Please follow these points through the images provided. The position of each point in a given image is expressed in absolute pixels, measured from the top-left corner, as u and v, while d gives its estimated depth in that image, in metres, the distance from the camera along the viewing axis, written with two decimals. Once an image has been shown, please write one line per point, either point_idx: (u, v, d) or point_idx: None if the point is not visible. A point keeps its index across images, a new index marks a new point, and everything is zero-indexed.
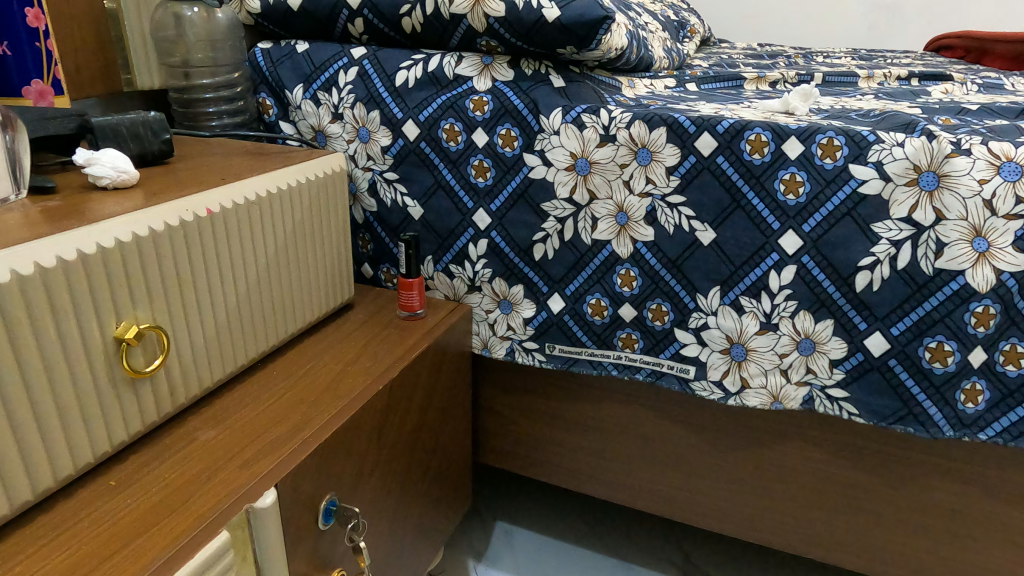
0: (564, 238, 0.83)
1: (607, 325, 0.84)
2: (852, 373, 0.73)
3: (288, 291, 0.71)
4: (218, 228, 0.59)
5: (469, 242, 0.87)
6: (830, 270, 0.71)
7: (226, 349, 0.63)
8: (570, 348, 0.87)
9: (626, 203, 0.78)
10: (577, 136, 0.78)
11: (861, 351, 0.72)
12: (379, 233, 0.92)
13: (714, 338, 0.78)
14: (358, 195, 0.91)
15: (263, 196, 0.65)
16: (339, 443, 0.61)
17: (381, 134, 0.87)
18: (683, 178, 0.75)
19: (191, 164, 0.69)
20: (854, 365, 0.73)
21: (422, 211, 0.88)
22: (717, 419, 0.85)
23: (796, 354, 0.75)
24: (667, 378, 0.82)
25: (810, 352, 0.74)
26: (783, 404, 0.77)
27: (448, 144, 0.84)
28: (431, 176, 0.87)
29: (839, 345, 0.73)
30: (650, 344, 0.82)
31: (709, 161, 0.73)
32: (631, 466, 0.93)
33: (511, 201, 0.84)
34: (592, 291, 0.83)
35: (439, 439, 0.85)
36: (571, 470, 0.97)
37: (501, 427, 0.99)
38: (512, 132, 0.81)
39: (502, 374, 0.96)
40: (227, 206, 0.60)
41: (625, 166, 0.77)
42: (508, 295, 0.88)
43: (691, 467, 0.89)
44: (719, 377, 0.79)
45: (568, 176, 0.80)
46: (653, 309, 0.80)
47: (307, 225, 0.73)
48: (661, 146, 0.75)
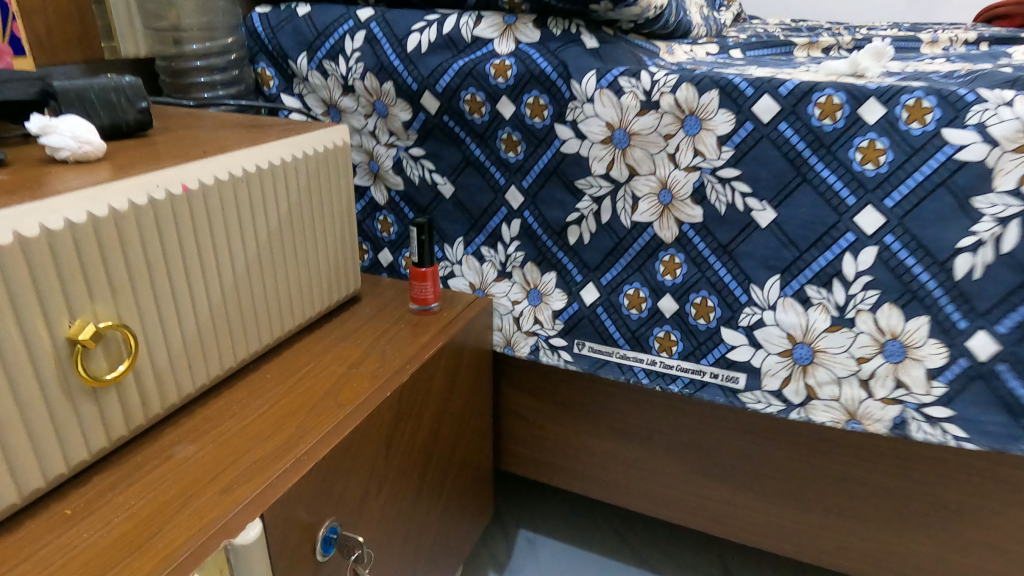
0: (601, 220, 0.73)
1: (644, 320, 0.74)
2: (954, 386, 0.61)
3: (285, 282, 0.62)
4: (196, 208, 0.51)
5: (502, 223, 0.78)
6: (921, 253, 0.60)
7: (209, 349, 0.55)
8: (602, 348, 0.77)
9: (671, 179, 0.68)
10: (614, 104, 0.68)
11: (964, 356, 0.60)
12: (405, 213, 0.83)
13: (771, 337, 0.67)
14: (380, 174, 0.83)
15: (252, 172, 0.56)
16: (340, 460, 0.53)
17: (399, 108, 0.77)
18: (739, 148, 0.65)
19: (173, 138, 0.60)
20: (956, 373, 0.61)
21: (453, 188, 0.80)
22: (771, 425, 0.75)
23: (881, 362, 0.63)
24: (710, 390, 0.72)
25: (900, 359, 0.63)
26: (862, 425, 0.66)
27: (472, 116, 0.75)
28: (458, 152, 0.78)
29: (938, 350, 0.61)
30: (690, 347, 0.72)
31: (770, 128, 0.63)
32: (669, 476, 0.83)
33: (542, 178, 0.75)
34: (629, 281, 0.74)
35: (458, 447, 0.77)
36: (601, 480, 0.88)
37: (526, 432, 0.90)
38: (540, 100, 0.71)
39: (526, 374, 0.86)
40: (207, 182, 0.51)
41: (670, 137, 0.67)
42: (538, 284, 0.79)
43: (740, 479, 0.80)
44: (778, 386, 0.69)
45: (604, 150, 0.70)
46: (697, 303, 0.70)
47: (304, 206, 0.63)
48: (712, 113, 0.65)
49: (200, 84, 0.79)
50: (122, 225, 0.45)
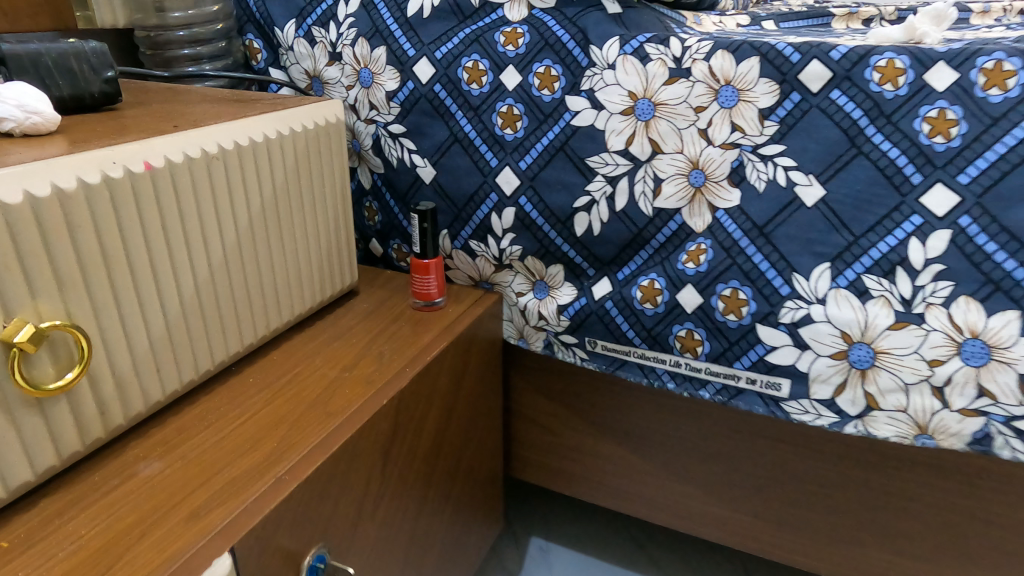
0: (615, 206, 0.66)
1: (660, 317, 0.66)
2: None
3: (270, 276, 0.56)
4: (162, 190, 0.44)
5: (492, 212, 0.71)
6: (1007, 237, 0.52)
7: (180, 351, 0.48)
8: (615, 348, 0.69)
9: (704, 157, 0.61)
10: (638, 72, 0.61)
11: None
12: (388, 203, 0.77)
13: (823, 337, 0.59)
14: (362, 155, 0.76)
15: (230, 150, 0.49)
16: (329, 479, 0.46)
17: (387, 76, 0.70)
18: (785, 121, 0.57)
19: (144, 112, 0.54)
20: None
21: (433, 171, 0.72)
22: (811, 434, 0.68)
23: (959, 366, 0.55)
24: (747, 397, 0.65)
25: (982, 364, 0.54)
26: (935, 439, 0.58)
27: (469, 87, 0.68)
28: (445, 129, 0.70)
29: None
30: (719, 348, 0.64)
31: (820, 97, 0.56)
32: (694, 486, 0.77)
33: (545, 156, 0.67)
34: (647, 272, 0.66)
35: (464, 456, 0.70)
36: (619, 489, 0.81)
37: (537, 438, 0.84)
38: (552, 71, 0.64)
39: (539, 376, 0.79)
40: (175, 160, 0.45)
41: (701, 111, 0.60)
42: (544, 276, 0.72)
43: (774, 490, 0.73)
44: (830, 394, 0.61)
45: (624, 122, 0.63)
46: (726, 296, 0.62)
47: (293, 191, 0.57)
48: (751, 83, 0.58)
49: (184, 57, 0.73)
50: (69, 209, 0.38)
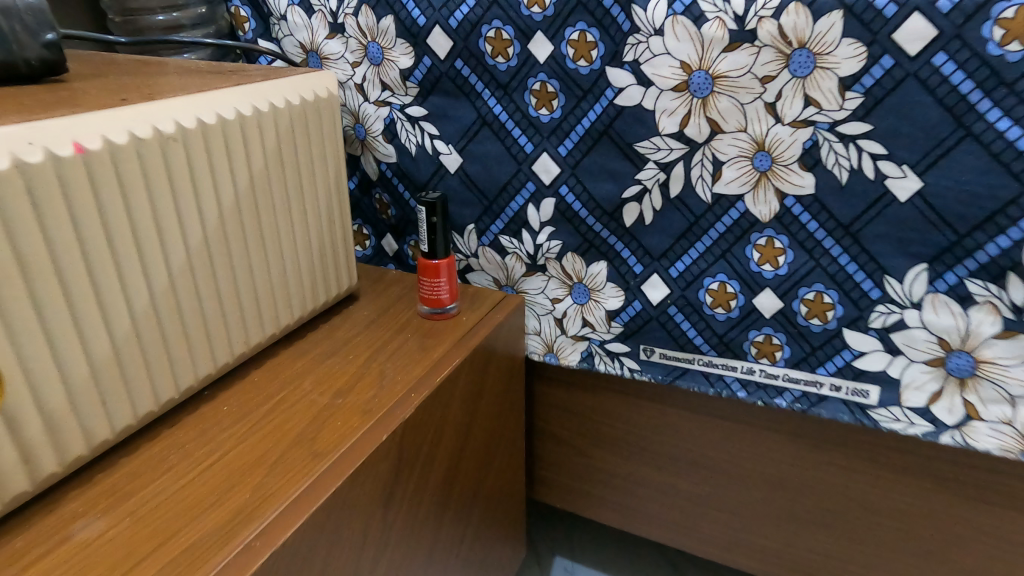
0: (670, 194, 0.56)
1: (734, 322, 0.57)
2: None
3: (250, 282, 0.47)
4: (101, 179, 0.35)
5: (529, 203, 0.61)
6: None
7: (134, 378, 0.39)
8: (677, 356, 0.61)
9: (770, 138, 0.50)
10: (692, 37, 0.50)
11: None
12: (400, 192, 0.67)
13: (916, 342, 0.50)
14: (368, 142, 0.66)
15: (192, 129, 0.40)
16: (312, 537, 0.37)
17: (399, 52, 0.60)
18: (871, 94, 0.46)
19: (97, 84, 0.45)
20: None
21: (460, 160, 0.63)
22: (890, 463, 0.58)
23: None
24: (829, 404, 0.55)
25: None
26: None
27: (495, 61, 0.57)
28: (472, 110, 0.60)
29: None
30: (800, 353, 0.55)
31: (919, 63, 0.45)
32: (742, 516, 0.68)
33: (589, 141, 0.57)
34: (712, 271, 0.56)
35: (485, 481, 0.62)
36: (655, 517, 0.72)
37: (563, 458, 0.75)
38: (588, 36, 0.53)
39: (566, 390, 0.70)
40: (118, 141, 0.36)
41: (768, 81, 0.49)
42: (584, 278, 0.62)
43: (842, 525, 0.63)
44: (924, 402, 0.52)
45: (677, 100, 0.52)
46: (809, 300, 0.53)
47: (275, 179, 0.47)
48: (830, 46, 0.46)
49: (157, 24, 0.64)
50: None
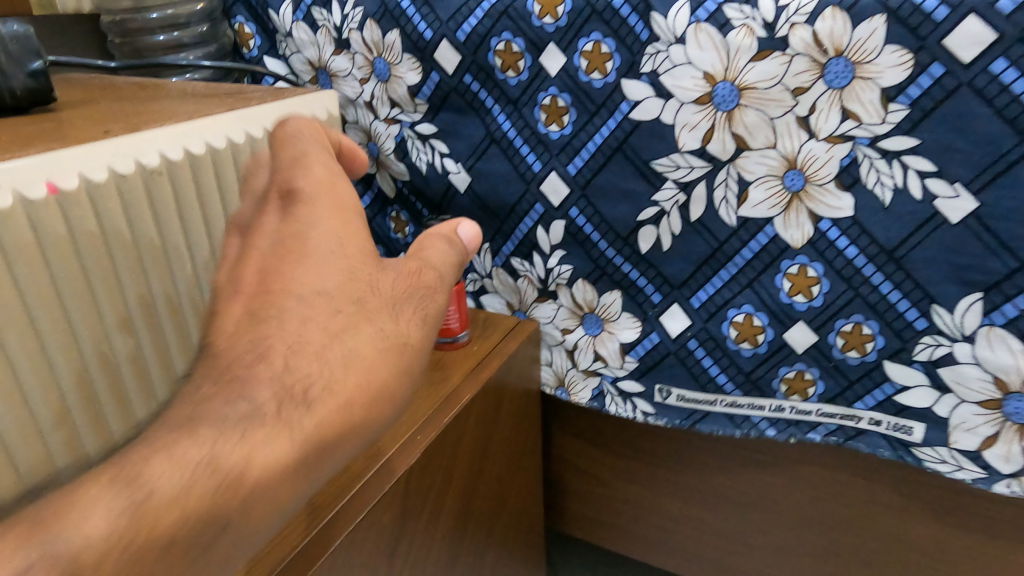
0: (689, 217, 0.52)
1: (762, 357, 0.53)
2: None
3: None
4: (74, 213, 0.37)
5: (539, 226, 0.58)
6: None
7: None
8: (697, 398, 0.57)
9: (803, 154, 0.46)
10: (717, 46, 0.46)
11: None
12: (417, 209, 0.64)
13: (969, 380, 0.46)
14: (381, 160, 0.63)
15: (178, 160, 0.41)
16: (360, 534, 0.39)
17: (405, 67, 0.57)
18: (918, 105, 0.42)
19: (82, 112, 0.42)
20: None
21: (468, 179, 0.59)
22: (935, 510, 0.54)
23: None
24: (867, 439, 0.52)
25: None
26: None
27: (504, 75, 0.54)
28: (479, 126, 0.57)
29: None
30: (836, 388, 0.51)
31: (974, 71, 0.40)
32: (772, 553, 0.64)
33: (603, 158, 0.53)
34: (736, 301, 0.52)
35: (500, 513, 0.59)
36: (679, 552, 0.69)
37: (582, 487, 0.72)
38: (603, 47, 0.50)
39: (585, 419, 0.67)
40: (96, 177, 0.36)
41: (801, 93, 0.45)
42: (597, 308, 0.59)
43: (879, 570, 0.59)
44: (976, 446, 0.47)
45: (699, 114, 0.48)
46: (845, 332, 0.49)
47: None
48: (872, 53, 0.42)
49: (158, 44, 0.63)
50: None
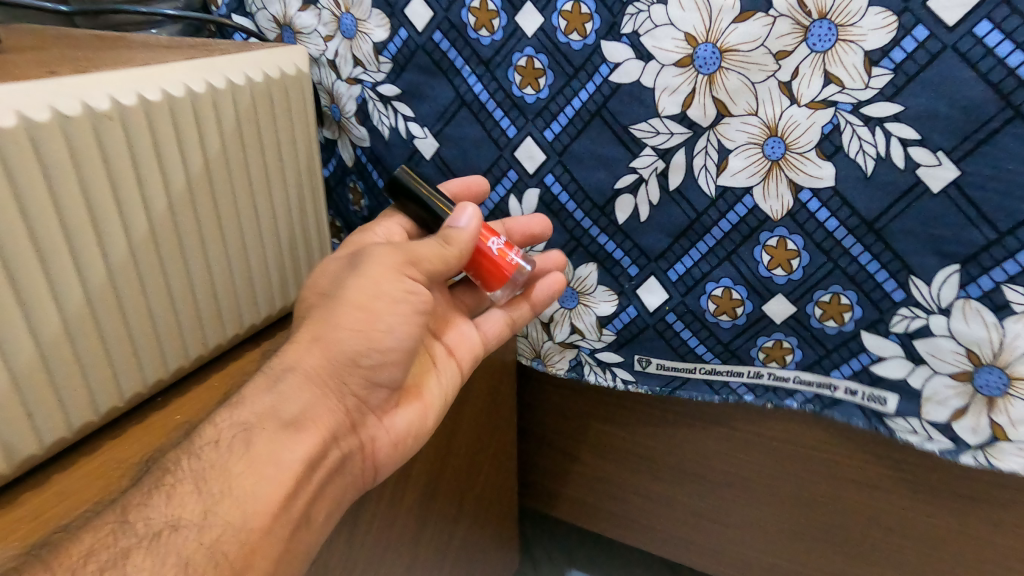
0: (669, 185, 0.51)
1: (741, 329, 0.52)
2: None
3: (213, 288, 0.44)
4: (15, 162, 0.31)
5: (511, 195, 0.57)
6: None
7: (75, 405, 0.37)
8: (676, 366, 0.56)
9: (784, 120, 0.45)
10: (700, 6, 0.45)
11: None
12: (373, 179, 0.63)
13: (943, 353, 0.45)
14: (343, 124, 0.62)
15: (133, 107, 0.36)
16: (403, 444, 0.44)
17: (373, 24, 0.55)
18: (901, 69, 0.41)
19: (29, 55, 0.39)
20: None
21: (435, 144, 0.58)
22: (904, 489, 0.54)
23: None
24: (844, 408, 0.51)
25: None
26: None
27: (478, 35, 0.52)
28: (450, 88, 0.55)
29: None
30: (813, 356, 0.50)
31: (958, 35, 0.39)
32: (743, 530, 0.64)
33: (581, 124, 0.52)
34: (716, 274, 0.51)
35: (470, 492, 0.59)
36: (651, 529, 0.69)
37: (557, 464, 0.71)
38: (582, 6, 0.48)
39: (561, 397, 0.66)
40: (37, 118, 0.31)
41: (783, 57, 0.44)
42: (571, 282, 0.58)
43: (844, 544, 0.60)
44: (946, 418, 0.47)
45: (679, 77, 0.47)
46: (824, 303, 0.48)
47: (234, 168, 0.43)
48: (856, 15, 0.41)
49: None
50: None
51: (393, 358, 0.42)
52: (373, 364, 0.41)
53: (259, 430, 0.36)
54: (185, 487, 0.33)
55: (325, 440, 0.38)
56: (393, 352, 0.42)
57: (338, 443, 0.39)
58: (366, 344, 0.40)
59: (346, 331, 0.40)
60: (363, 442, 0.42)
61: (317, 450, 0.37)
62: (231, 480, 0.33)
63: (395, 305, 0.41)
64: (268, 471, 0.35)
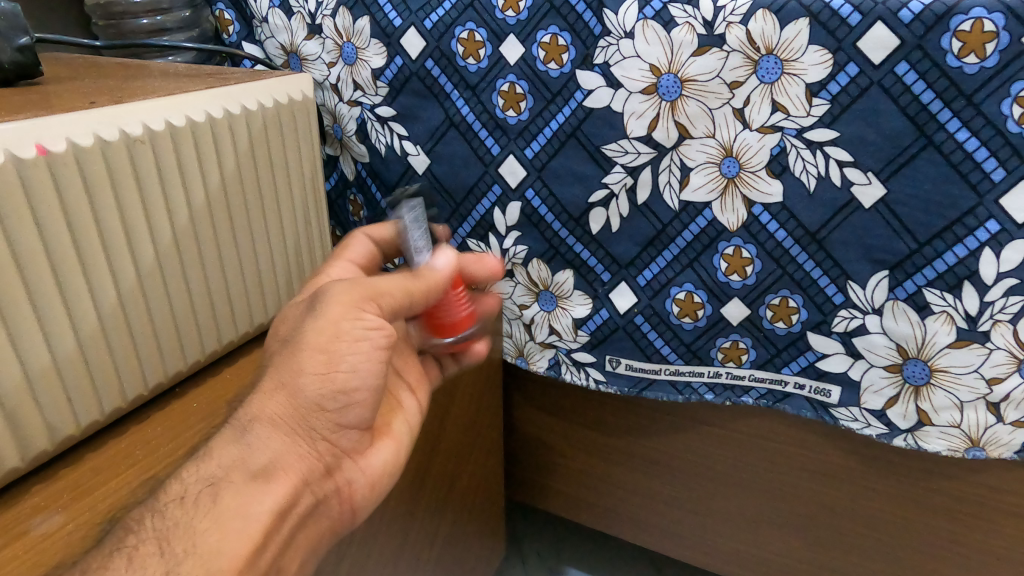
0: (637, 201, 0.56)
1: (701, 331, 0.57)
2: None
3: (219, 295, 0.49)
4: (64, 180, 0.36)
5: (495, 208, 0.62)
6: None
7: (88, 396, 0.40)
8: (644, 367, 0.61)
9: (738, 143, 0.51)
10: (661, 40, 0.50)
11: None
12: (373, 193, 0.68)
13: (877, 348, 0.51)
14: (344, 141, 0.67)
15: (161, 131, 0.41)
16: (381, 482, 0.44)
17: (372, 52, 0.61)
18: (837, 100, 0.47)
19: (69, 86, 0.45)
20: None
21: (427, 161, 0.63)
22: (853, 475, 0.59)
23: (1018, 382, 0.47)
24: (793, 402, 0.57)
25: None
26: (985, 451, 0.51)
27: (466, 62, 0.58)
28: (438, 110, 0.61)
29: None
30: (766, 355, 0.56)
31: (882, 72, 0.45)
32: (711, 518, 0.69)
33: (558, 142, 0.57)
34: (679, 281, 0.57)
35: (460, 477, 0.64)
36: (627, 517, 0.74)
37: (541, 457, 0.77)
38: (559, 39, 0.54)
39: (543, 393, 0.71)
40: (82, 143, 0.37)
41: (736, 87, 0.49)
42: (550, 285, 0.63)
43: (802, 528, 0.65)
44: (881, 405, 0.53)
45: (645, 103, 0.53)
46: (774, 305, 0.54)
47: (245, 182, 0.48)
48: (798, 52, 0.47)
49: (141, 28, 0.65)
50: None
51: (360, 399, 0.39)
52: (340, 408, 0.39)
53: (225, 486, 0.35)
54: (147, 549, 0.33)
55: (296, 489, 0.38)
56: (362, 392, 0.39)
57: (312, 488, 0.39)
58: (333, 389, 0.38)
59: (309, 376, 0.37)
60: (340, 485, 0.41)
61: (287, 501, 0.37)
62: (195, 539, 0.34)
63: (360, 343, 0.38)
64: (234, 527, 0.35)
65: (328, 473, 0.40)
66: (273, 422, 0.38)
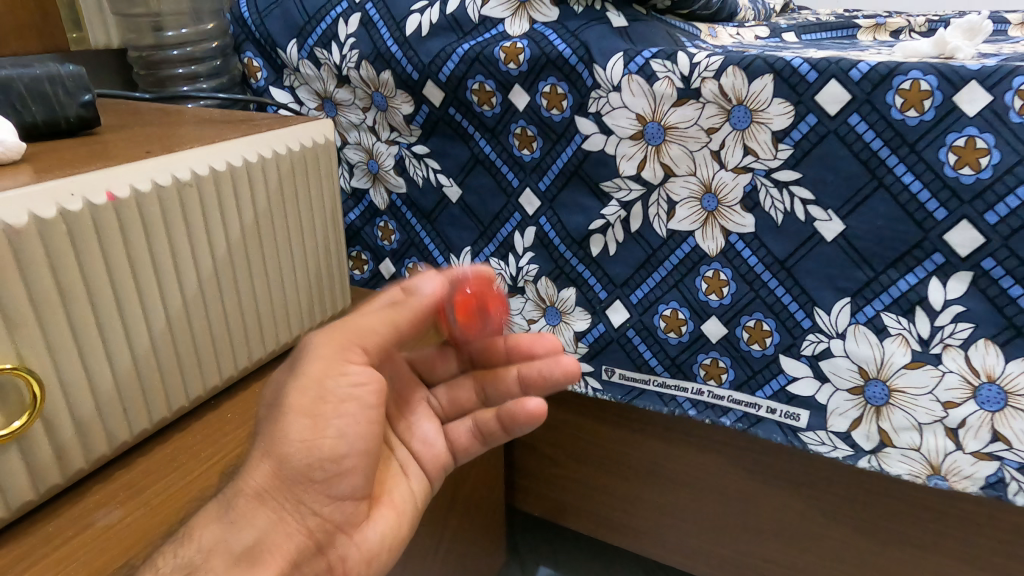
0: (631, 228, 0.62)
1: (685, 345, 0.63)
2: None
3: (252, 317, 0.55)
4: (127, 219, 0.42)
5: (515, 231, 0.68)
6: None
7: (140, 406, 0.46)
8: (635, 376, 0.67)
9: (716, 181, 0.57)
10: (645, 93, 0.57)
11: None
12: (408, 219, 0.74)
13: (841, 370, 0.56)
14: (380, 175, 0.73)
15: (206, 176, 0.47)
16: (378, 559, 0.45)
17: (400, 100, 0.68)
18: (799, 146, 0.53)
19: (125, 135, 0.51)
20: None
21: (460, 191, 0.69)
22: (824, 484, 0.65)
23: (974, 409, 0.52)
24: (766, 425, 0.61)
25: (998, 408, 0.51)
26: (947, 480, 0.55)
27: (481, 109, 0.64)
28: (466, 149, 0.67)
29: None
30: (743, 375, 0.61)
31: (837, 122, 0.51)
32: (696, 525, 0.74)
33: (563, 179, 0.63)
34: (666, 299, 0.63)
35: (463, 484, 0.69)
36: (619, 526, 0.79)
37: (540, 468, 0.82)
38: (559, 89, 0.60)
39: (543, 408, 0.77)
40: (143, 188, 0.43)
41: (713, 132, 0.55)
42: (556, 301, 0.69)
43: (779, 534, 0.70)
44: (846, 427, 0.58)
45: (634, 147, 0.59)
46: (749, 328, 0.59)
47: (275, 217, 0.55)
48: (764, 103, 0.53)
49: (178, 76, 0.73)
50: (20, 245, 0.36)
51: (349, 467, 0.41)
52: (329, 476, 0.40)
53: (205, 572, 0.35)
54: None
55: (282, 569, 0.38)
56: (350, 459, 0.41)
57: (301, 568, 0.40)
58: (322, 458, 0.39)
59: (295, 444, 0.38)
60: (333, 564, 0.42)
61: None
62: None
63: (345, 405, 0.40)
64: None
65: (318, 551, 0.41)
66: (258, 496, 0.38)
